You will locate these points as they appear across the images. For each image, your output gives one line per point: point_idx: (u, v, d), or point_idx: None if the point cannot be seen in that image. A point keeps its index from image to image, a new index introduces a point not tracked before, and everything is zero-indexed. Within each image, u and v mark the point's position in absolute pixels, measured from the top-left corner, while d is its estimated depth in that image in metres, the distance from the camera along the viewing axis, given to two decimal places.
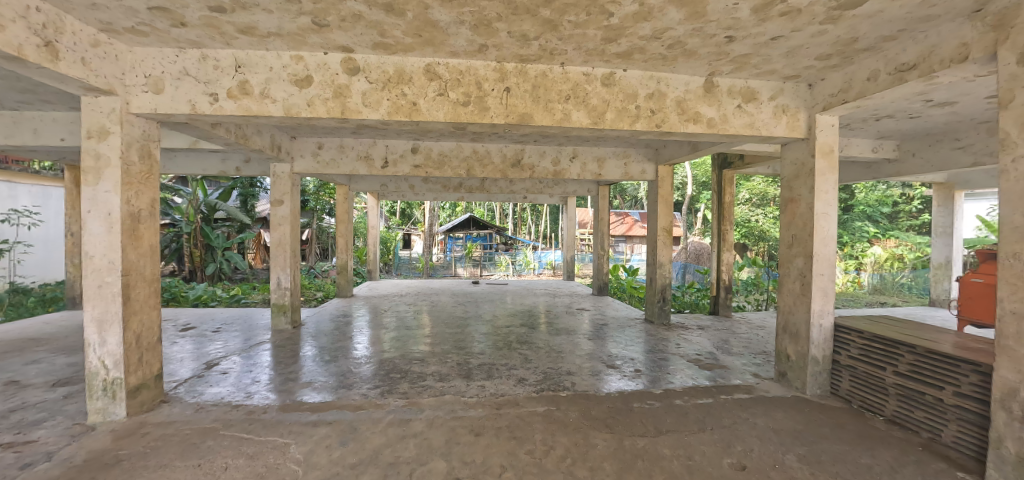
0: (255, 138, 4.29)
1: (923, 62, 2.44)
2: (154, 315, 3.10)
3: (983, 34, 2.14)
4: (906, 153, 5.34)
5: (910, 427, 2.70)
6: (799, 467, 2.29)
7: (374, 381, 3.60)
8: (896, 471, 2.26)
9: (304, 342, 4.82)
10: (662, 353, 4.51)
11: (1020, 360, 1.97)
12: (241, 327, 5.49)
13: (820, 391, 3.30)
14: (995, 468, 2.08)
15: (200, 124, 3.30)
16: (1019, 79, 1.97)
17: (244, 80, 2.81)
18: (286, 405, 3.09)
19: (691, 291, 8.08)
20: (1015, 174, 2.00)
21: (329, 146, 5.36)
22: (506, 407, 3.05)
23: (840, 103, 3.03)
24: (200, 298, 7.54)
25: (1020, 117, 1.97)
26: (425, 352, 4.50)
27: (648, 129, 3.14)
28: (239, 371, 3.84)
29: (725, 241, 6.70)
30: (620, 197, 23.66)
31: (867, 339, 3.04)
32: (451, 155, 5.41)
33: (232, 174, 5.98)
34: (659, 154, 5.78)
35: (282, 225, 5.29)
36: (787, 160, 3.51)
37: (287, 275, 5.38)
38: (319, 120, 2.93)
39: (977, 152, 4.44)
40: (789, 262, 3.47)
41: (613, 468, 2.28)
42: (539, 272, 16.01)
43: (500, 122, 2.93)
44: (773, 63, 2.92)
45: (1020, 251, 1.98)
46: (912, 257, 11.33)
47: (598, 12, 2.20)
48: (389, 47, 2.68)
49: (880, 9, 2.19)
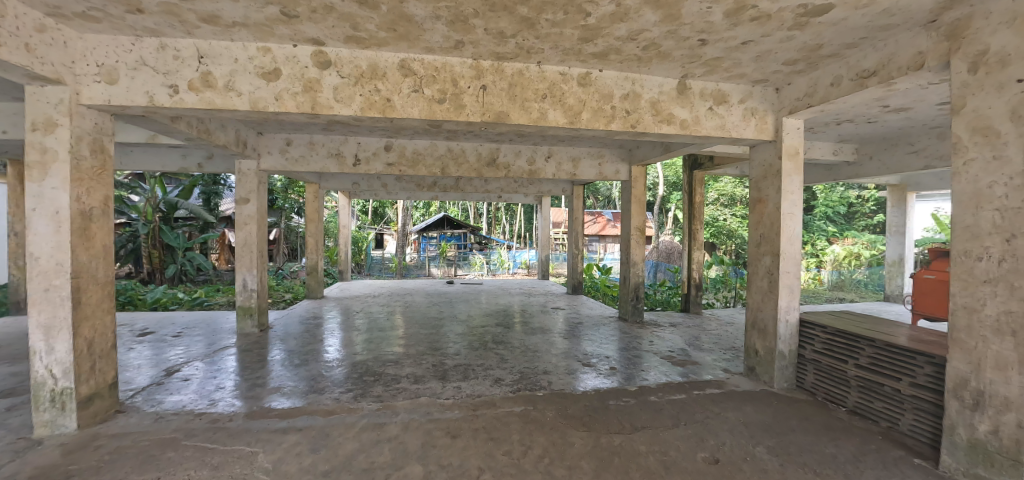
0: (219, 133, 4.09)
1: (883, 69, 2.58)
2: (108, 320, 2.91)
3: (938, 44, 2.27)
4: (864, 156, 5.61)
5: (870, 417, 2.84)
6: (769, 459, 2.37)
7: (346, 384, 3.50)
8: (858, 459, 2.37)
9: (272, 346, 4.62)
10: (635, 350, 4.58)
11: (971, 351, 2.11)
12: (204, 331, 5.22)
13: (787, 385, 3.43)
14: (948, 454, 2.21)
15: (159, 117, 3.11)
16: (970, 87, 2.10)
17: (208, 72, 2.68)
18: (252, 412, 2.96)
19: (663, 289, 8.27)
20: (966, 176, 2.13)
21: (298, 142, 5.16)
22: (483, 408, 3.02)
23: (806, 107, 3.15)
24: (159, 302, 7.15)
25: (971, 123, 2.10)
26: (400, 354, 4.42)
27: (623, 129, 3.18)
28: (202, 378, 3.66)
29: (695, 240, 6.86)
30: (594, 197, 24.05)
31: (831, 334, 3.17)
32: (426, 153, 5.33)
33: (194, 170, 5.70)
34: (633, 154, 5.88)
35: (248, 224, 5.05)
36: (756, 162, 3.62)
37: (253, 276, 5.15)
38: (288, 115, 2.82)
39: (929, 156, 4.73)
40: (757, 261, 3.59)
41: (590, 466, 2.29)
42: (513, 271, 16.01)
43: (475, 120, 2.90)
44: (743, 67, 3.01)
45: (971, 250, 2.11)
46: (868, 255, 11.95)
47: (575, 11, 2.20)
48: (362, 41, 2.61)
49: (843, 17, 2.29)
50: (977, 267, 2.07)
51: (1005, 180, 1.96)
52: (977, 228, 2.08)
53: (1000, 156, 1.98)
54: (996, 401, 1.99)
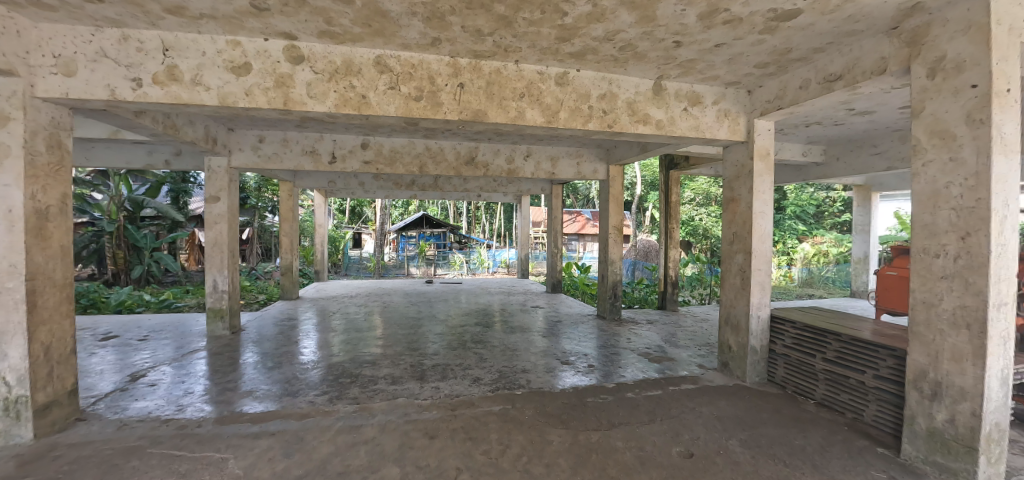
0: (186, 129, 3.95)
1: (848, 73, 2.67)
2: (67, 323, 2.77)
3: (899, 50, 2.37)
4: (831, 158, 5.81)
5: (836, 409, 2.95)
6: (741, 452, 2.43)
7: (321, 387, 3.43)
8: (825, 450, 2.45)
9: (244, 349, 4.48)
10: (613, 348, 4.63)
11: (929, 343, 2.21)
12: (172, 335, 5.03)
13: (758, 379, 3.53)
14: (908, 443, 2.32)
15: (121, 112, 2.98)
16: (928, 92, 2.20)
17: (173, 65, 2.58)
18: (223, 417, 2.87)
19: (640, 287, 8.41)
20: (924, 177, 2.23)
21: (271, 139, 5.02)
22: (461, 408, 3.01)
23: (776, 109, 3.24)
24: (124, 304, 6.86)
25: (929, 126, 2.20)
26: (378, 354, 4.35)
27: (600, 129, 3.20)
28: (170, 383, 3.52)
29: (672, 238, 6.98)
30: (573, 196, 24.26)
31: (800, 329, 3.27)
32: (403, 152, 5.27)
33: (161, 167, 5.49)
34: (611, 154, 5.95)
35: (218, 223, 4.88)
36: (729, 162, 3.70)
37: (224, 277, 4.99)
38: (259, 111, 2.74)
39: (891, 157, 4.93)
40: (730, 258, 3.68)
41: (568, 463, 2.30)
42: (493, 270, 15.98)
43: (453, 118, 2.88)
44: (716, 69, 3.07)
45: (929, 247, 2.20)
46: (835, 252, 12.41)
47: (552, 10, 2.20)
48: (336, 36, 2.55)
49: (811, 22, 2.36)
50: (935, 264, 2.17)
51: (960, 181, 2.05)
52: (934, 226, 2.17)
53: (955, 158, 2.08)
54: (952, 391, 2.09)
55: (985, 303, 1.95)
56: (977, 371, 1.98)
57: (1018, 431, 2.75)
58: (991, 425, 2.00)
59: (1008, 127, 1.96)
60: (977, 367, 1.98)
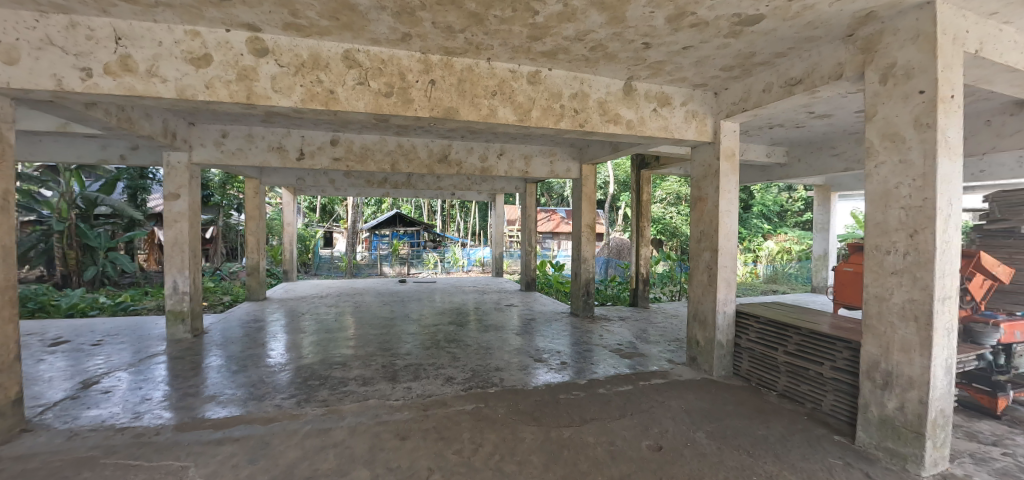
0: (143, 122, 3.76)
1: (808, 77, 2.78)
2: (9, 329, 2.58)
3: (854, 56, 2.48)
4: (793, 159, 6.05)
5: (797, 399, 3.07)
6: (708, 443, 2.50)
7: (290, 390, 3.33)
8: (786, 439, 2.55)
9: (207, 353, 4.31)
10: (586, 344, 4.69)
11: (880, 335, 2.33)
12: (129, 339, 4.79)
13: (724, 372, 3.64)
14: (863, 430, 2.44)
15: (69, 103, 2.81)
16: (880, 97, 2.32)
17: (127, 55, 2.45)
18: (184, 424, 2.75)
19: (613, 284, 8.54)
20: (876, 177, 2.35)
21: (234, 134, 4.85)
22: (434, 408, 2.98)
23: (741, 111, 3.35)
24: (76, 307, 6.49)
25: (881, 129, 2.31)
26: (349, 355, 4.27)
27: (572, 128, 3.23)
28: (126, 389, 3.35)
29: (643, 236, 7.11)
30: (548, 195, 24.41)
31: (764, 323, 3.39)
32: (374, 149, 5.18)
33: (116, 162, 5.21)
34: (583, 153, 6.02)
35: (178, 222, 4.66)
36: (697, 162, 3.79)
37: (185, 278, 4.78)
38: (220, 105, 2.64)
39: (849, 159, 5.15)
40: (698, 256, 3.78)
41: (540, 460, 2.32)
42: (468, 269, 15.91)
43: (424, 115, 2.84)
44: (684, 71, 3.15)
45: (881, 244, 2.32)
46: (798, 250, 12.92)
47: (523, 9, 2.21)
48: (302, 29, 2.48)
49: (773, 28, 2.45)
50: (886, 260, 2.29)
51: (909, 182, 2.17)
52: (886, 224, 2.29)
53: (905, 160, 2.19)
54: (902, 380, 2.21)
55: (931, 296, 2.08)
56: (925, 361, 2.10)
57: (961, 417, 2.94)
58: (937, 411, 2.13)
59: (952, 132, 2.09)
60: (924, 357, 2.11)
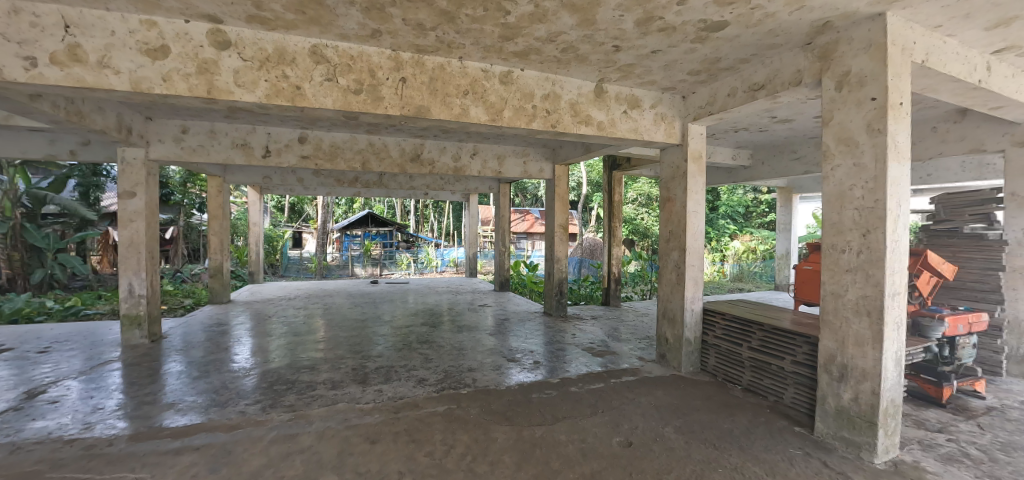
0: (95, 116, 3.56)
1: (770, 83, 2.89)
2: None
3: (812, 63, 2.59)
4: (757, 161, 6.27)
5: (760, 393, 3.19)
6: (676, 438, 2.56)
7: (254, 395, 3.22)
8: (749, 431, 2.64)
9: (166, 358, 4.11)
10: (559, 344, 4.73)
11: (836, 330, 2.45)
12: (79, 345, 4.51)
13: (692, 368, 3.75)
14: (821, 421, 2.55)
15: (11, 94, 2.63)
16: (836, 103, 2.43)
17: (76, 44, 2.31)
18: (139, 434, 2.61)
19: (586, 284, 8.65)
20: (832, 179, 2.46)
21: (195, 130, 4.65)
22: (405, 410, 2.94)
23: (707, 115, 3.45)
24: (20, 313, 6.08)
25: (837, 133, 2.43)
26: (318, 359, 4.16)
27: (544, 128, 3.26)
28: (76, 398, 3.16)
29: (615, 236, 7.23)
30: (522, 195, 24.51)
31: (729, 320, 3.51)
32: (344, 147, 5.08)
33: (66, 158, 4.92)
34: (556, 154, 6.07)
35: (134, 222, 4.43)
36: (666, 163, 3.88)
37: (142, 280, 4.55)
38: (178, 99, 2.53)
39: (808, 162, 5.39)
40: (667, 255, 3.86)
41: (512, 460, 2.32)
42: (441, 269, 15.79)
43: (394, 113, 2.80)
44: (653, 74, 3.22)
45: (837, 244, 2.43)
46: (762, 250, 13.40)
47: (495, 8, 2.21)
48: (267, 22, 2.40)
49: (737, 34, 2.53)
50: (841, 258, 2.40)
51: (862, 184, 2.29)
52: (841, 224, 2.41)
53: (858, 163, 2.31)
54: (856, 372, 2.33)
55: (882, 292, 2.19)
56: (877, 353, 2.22)
57: (910, 406, 3.11)
58: (888, 401, 2.25)
59: (901, 137, 2.21)
60: (876, 350, 2.23)
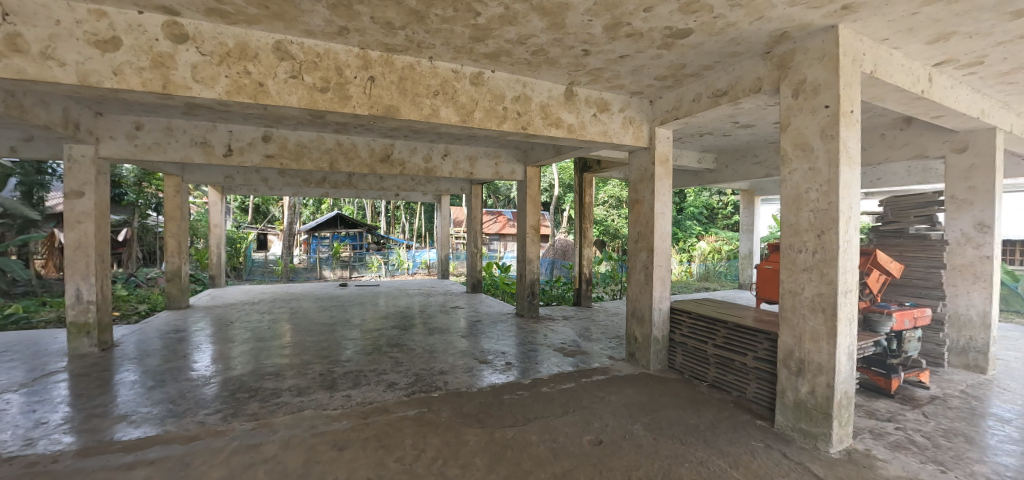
0: (38, 110, 3.34)
1: (732, 90, 3.01)
2: None
3: (771, 72, 2.71)
4: (721, 165, 6.49)
5: (725, 388, 3.30)
6: (644, 435, 2.62)
7: (215, 405, 3.08)
8: (714, 426, 2.73)
9: (119, 368, 3.88)
10: (531, 344, 4.75)
11: (794, 326, 2.56)
12: (20, 356, 4.20)
13: (660, 366, 3.84)
14: (780, 414, 2.66)
15: None
16: (793, 110, 2.55)
17: (15, 33, 2.15)
18: (87, 449, 2.46)
19: (558, 285, 8.72)
20: (789, 183, 2.58)
21: (151, 127, 4.43)
22: (375, 415, 2.89)
23: (673, 119, 3.55)
24: None
25: (794, 139, 2.54)
26: (283, 365, 4.03)
27: (514, 130, 3.27)
28: (15, 413, 2.94)
29: (586, 237, 7.33)
30: (494, 197, 24.51)
31: (695, 319, 3.63)
32: (311, 146, 4.95)
33: (4, 155, 4.57)
34: (528, 155, 6.10)
35: (82, 222, 4.17)
36: (634, 166, 3.97)
37: (91, 285, 4.29)
38: (131, 93, 2.40)
39: (769, 166, 5.62)
40: (636, 256, 3.95)
41: (483, 462, 2.31)
42: (413, 272, 15.59)
43: (363, 113, 2.75)
44: (622, 78, 3.29)
45: (794, 244, 2.54)
46: (727, 250, 13.87)
47: (464, 9, 2.20)
48: (227, 16, 2.31)
49: (701, 41, 2.62)
50: (799, 257, 2.51)
51: (817, 187, 2.41)
52: (797, 225, 2.52)
53: (813, 167, 2.43)
54: (812, 367, 2.45)
55: (835, 290, 2.31)
56: (831, 348, 2.34)
57: (862, 397, 3.29)
58: (841, 393, 2.37)
59: (851, 143, 2.34)
60: (830, 345, 2.34)
